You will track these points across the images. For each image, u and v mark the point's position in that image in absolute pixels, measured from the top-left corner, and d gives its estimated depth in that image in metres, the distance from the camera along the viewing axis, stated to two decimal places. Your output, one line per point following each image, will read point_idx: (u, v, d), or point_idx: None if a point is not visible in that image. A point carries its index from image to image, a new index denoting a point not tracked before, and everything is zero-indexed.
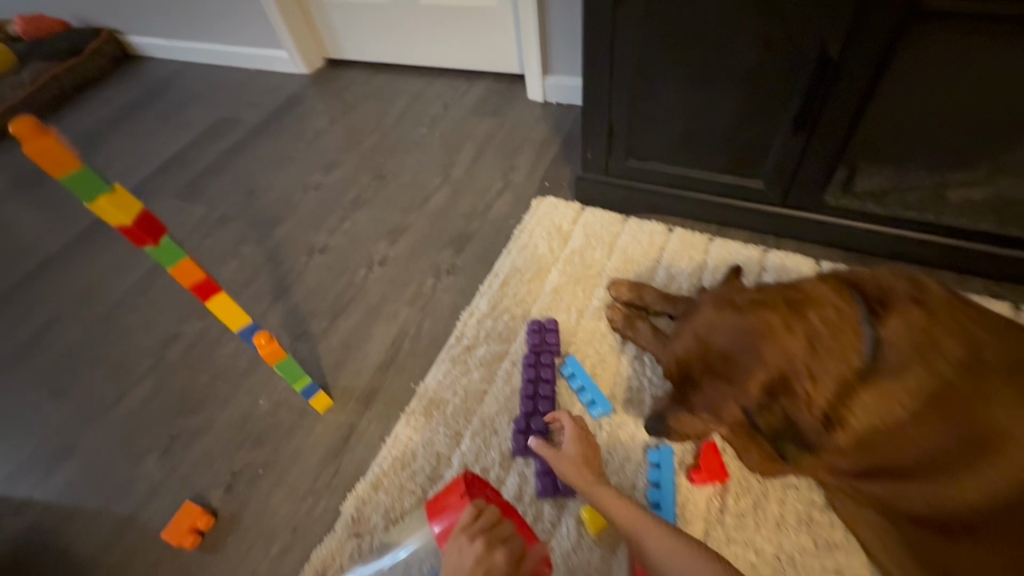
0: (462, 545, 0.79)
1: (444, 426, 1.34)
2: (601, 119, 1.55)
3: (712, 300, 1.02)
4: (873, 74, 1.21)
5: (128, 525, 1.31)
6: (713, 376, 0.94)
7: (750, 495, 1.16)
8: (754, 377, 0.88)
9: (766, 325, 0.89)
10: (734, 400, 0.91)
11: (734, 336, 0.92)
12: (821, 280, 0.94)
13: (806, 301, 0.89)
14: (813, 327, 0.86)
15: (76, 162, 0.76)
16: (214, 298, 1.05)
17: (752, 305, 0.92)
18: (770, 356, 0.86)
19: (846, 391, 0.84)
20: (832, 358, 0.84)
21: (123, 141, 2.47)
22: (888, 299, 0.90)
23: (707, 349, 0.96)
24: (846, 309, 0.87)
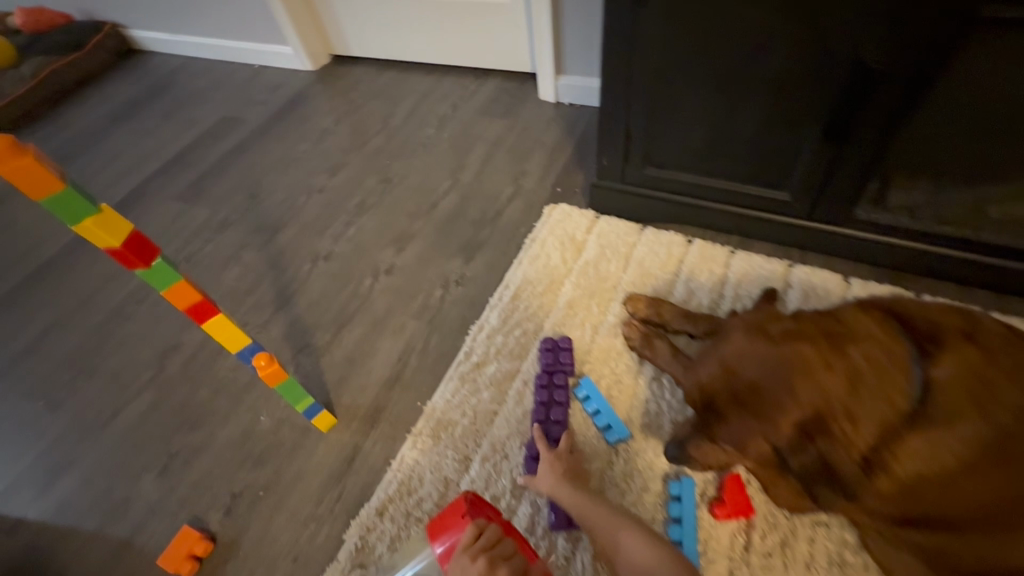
0: (465, 563, 0.82)
1: (453, 450, 1.28)
2: (619, 126, 1.48)
3: (740, 325, 0.93)
4: (917, 84, 1.13)
5: (124, 548, 1.26)
6: (740, 410, 0.85)
7: (777, 532, 1.09)
8: (788, 415, 0.79)
9: (803, 360, 0.80)
10: (763, 438, 0.82)
11: (764, 368, 0.83)
12: (864, 310, 0.86)
13: (848, 334, 0.81)
14: (856, 365, 0.78)
15: (58, 182, 0.70)
16: (211, 319, 0.99)
17: (787, 335, 0.84)
18: (806, 393, 0.78)
19: (889, 436, 0.77)
20: (876, 400, 0.76)
21: (124, 140, 2.41)
22: (939, 336, 0.83)
23: (734, 380, 0.87)
24: (893, 346, 0.80)
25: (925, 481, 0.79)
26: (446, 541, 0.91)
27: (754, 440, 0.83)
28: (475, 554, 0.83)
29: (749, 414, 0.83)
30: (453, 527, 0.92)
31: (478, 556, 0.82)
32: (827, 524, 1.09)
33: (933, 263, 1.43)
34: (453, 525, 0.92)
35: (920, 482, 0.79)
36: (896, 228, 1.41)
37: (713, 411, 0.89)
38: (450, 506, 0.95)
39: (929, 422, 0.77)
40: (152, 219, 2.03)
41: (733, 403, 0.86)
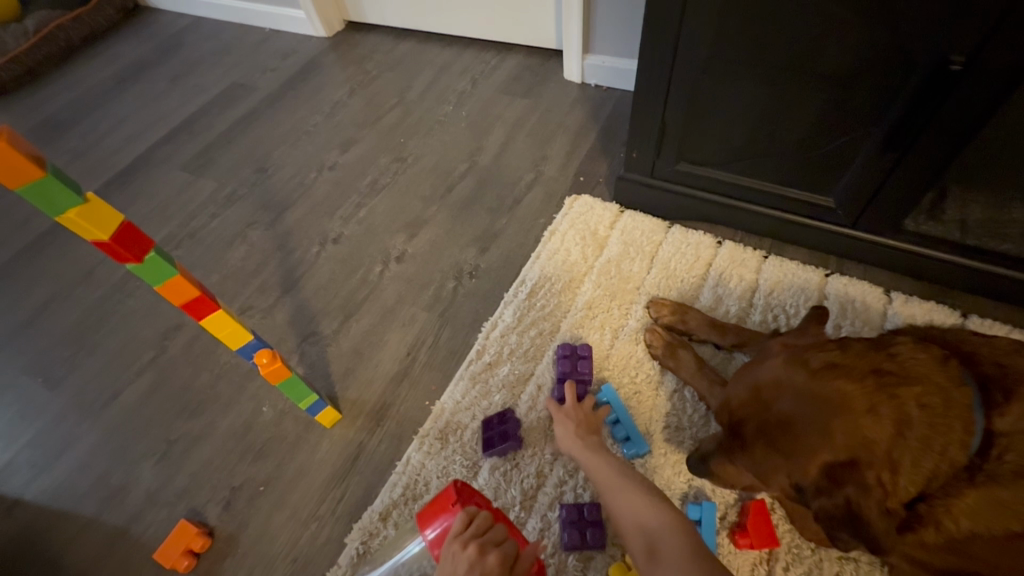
0: (455, 550, 0.77)
1: (461, 456, 1.23)
2: (655, 118, 1.38)
3: (778, 349, 0.82)
4: (1000, 95, 1.02)
5: (121, 537, 1.23)
6: (766, 442, 0.76)
7: (802, 565, 1.04)
8: (820, 456, 0.70)
9: (847, 400, 0.70)
10: (786, 475, 0.74)
11: (801, 403, 0.73)
12: (925, 346, 0.76)
13: (901, 374, 0.71)
14: (905, 412, 0.69)
15: (38, 171, 0.62)
16: (211, 315, 0.93)
17: (831, 369, 0.72)
18: (845, 437, 0.69)
19: (929, 487, 0.70)
20: (922, 450, 0.69)
21: (129, 103, 2.31)
22: (1007, 382, 0.75)
23: (766, 409, 0.77)
24: (951, 391, 0.71)
25: (963, 533, 0.73)
26: (436, 528, 0.87)
27: (776, 474, 0.75)
28: (466, 541, 0.78)
29: (776, 448, 0.74)
30: (444, 514, 0.87)
31: (469, 542, 0.77)
32: (856, 559, 1.03)
33: (984, 282, 1.33)
34: (442, 512, 0.88)
35: (958, 533, 0.73)
36: (945, 242, 1.32)
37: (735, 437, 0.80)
38: (438, 494, 0.91)
39: (979, 475, 0.71)
40: (157, 190, 1.95)
41: (759, 433, 0.77)
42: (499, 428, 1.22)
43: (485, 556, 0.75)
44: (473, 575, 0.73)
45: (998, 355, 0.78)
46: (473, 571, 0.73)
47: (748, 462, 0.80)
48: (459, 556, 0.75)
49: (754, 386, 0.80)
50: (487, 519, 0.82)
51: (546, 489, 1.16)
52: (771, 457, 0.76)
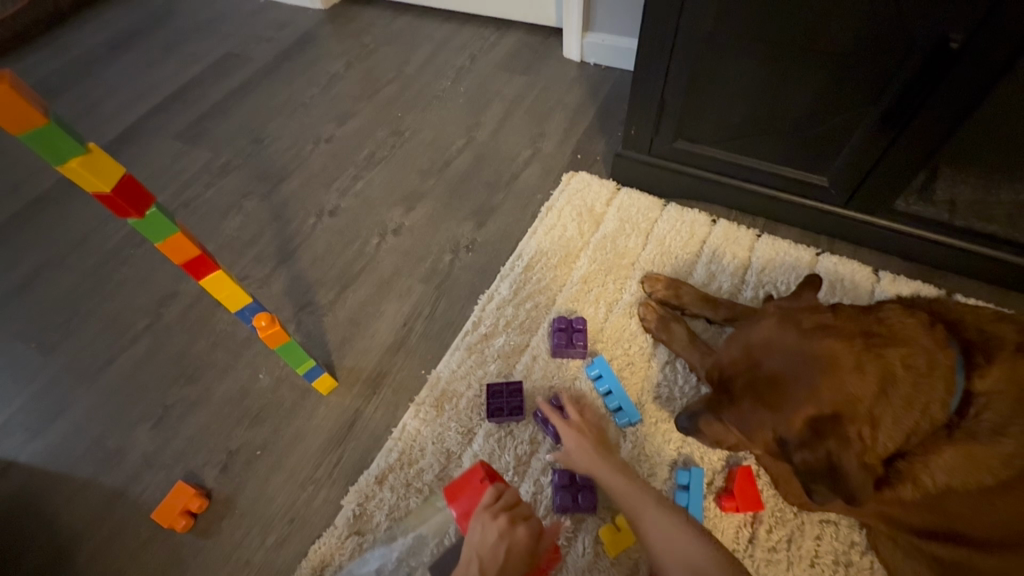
0: (485, 519, 0.81)
1: (456, 422, 1.25)
2: (654, 95, 1.38)
3: (772, 310, 0.84)
4: (993, 79, 1.05)
5: (118, 498, 1.24)
6: (753, 398, 0.78)
7: (784, 528, 1.08)
8: (805, 411, 0.73)
9: (834, 357, 0.73)
10: (771, 430, 0.77)
11: (789, 360, 0.76)
12: (911, 311, 0.79)
13: (887, 336, 0.74)
14: (890, 370, 0.72)
15: (41, 118, 0.62)
16: (210, 276, 0.93)
17: (822, 329, 0.75)
18: (831, 393, 0.71)
19: (907, 444, 0.74)
20: (903, 408, 0.71)
21: (120, 70, 2.27)
22: (987, 347, 0.78)
23: (755, 367, 0.79)
24: (935, 353, 0.74)
25: (938, 489, 0.77)
26: (461, 504, 0.91)
27: (761, 429, 0.78)
28: (496, 512, 0.82)
29: (762, 403, 0.77)
30: (471, 491, 0.91)
31: (500, 514, 0.81)
32: (836, 523, 1.07)
33: (967, 263, 1.37)
34: (469, 489, 0.91)
35: (934, 488, 0.77)
36: (934, 223, 1.35)
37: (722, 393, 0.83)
38: (466, 471, 0.94)
39: (956, 432, 0.75)
40: (150, 158, 1.93)
41: (747, 389, 0.79)
42: (504, 400, 1.23)
43: (516, 527, 0.79)
44: (503, 542, 0.77)
45: (980, 322, 0.82)
46: (504, 540, 0.77)
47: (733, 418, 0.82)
48: (490, 525, 0.79)
49: (746, 344, 0.82)
50: (514, 496, 0.86)
51: (540, 456, 1.19)
52: (756, 412, 0.78)
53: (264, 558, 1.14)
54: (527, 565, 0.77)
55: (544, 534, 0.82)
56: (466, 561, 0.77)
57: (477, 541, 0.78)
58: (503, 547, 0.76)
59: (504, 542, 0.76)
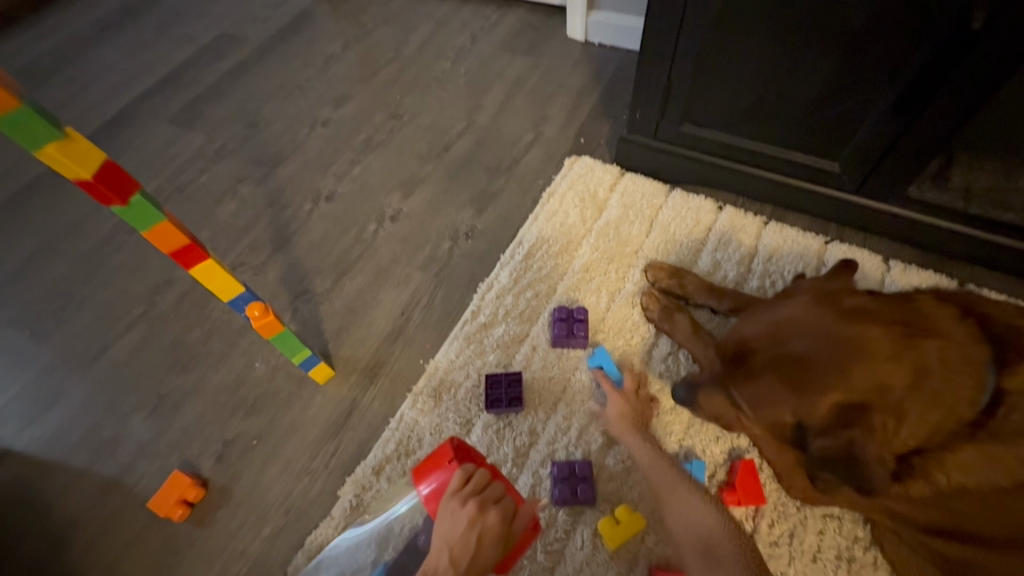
0: (454, 507, 0.81)
1: (454, 413, 1.23)
2: (659, 76, 1.33)
3: (806, 290, 0.79)
4: (1017, 59, 0.99)
5: (114, 487, 1.24)
6: (774, 378, 0.74)
7: (786, 522, 1.05)
8: (830, 396, 0.69)
9: (868, 344, 0.68)
10: (790, 414, 0.73)
11: (820, 344, 0.71)
12: (943, 302, 0.74)
13: (926, 326, 0.69)
14: (925, 362, 0.67)
15: (14, 102, 0.59)
16: (200, 265, 0.91)
17: (857, 314, 0.71)
18: (861, 380, 0.67)
19: (927, 441, 0.70)
20: (931, 402, 0.67)
21: (113, 51, 2.22)
22: (1019, 341, 0.72)
23: (780, 347, 0.75)
24: (974, 347, 0.69)
25: (951, 487, 0.74)
26: (431, 482, 0.88)
27: (778, 410, 0.74)
28: (464, 498, 0.81)
29: (785, 384, 0.73)
30: (440, 470, 0.88)
31: (468, 501, 0.81)
32: (840, 518, 1.05)
33: (982, 252, 1.33)
34: (438, 469, 0.88)
35: (947, 486, 0.74)
36: (947, 211, 1.31)
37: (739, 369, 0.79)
38: (434, 448, 0.90)
39: (980, 432, 0.70)
40: (144, 143, 1.89)
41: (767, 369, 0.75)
42: (503, 391, 1.21)
43: (485, 515, 0.80)
44: (473, 531, 0.79)
45: (1011, 317, 0.75)
46: (473, 529, 0.79)
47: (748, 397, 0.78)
48: (459, 514, 0.80)
49: (772, 323, 0.77)
50: (484, 476, 0.84)
51: (538, 447, 1.17)
52: (775, 393, 0.74)
53: (260, 548, 1.14)
54: (499, 544, 0.81)
55: (517, 513, 0.83)
56: (438, 548, 0.81)
57: (448, 532, 0.80)
58: (473, 536, 0.79)
59: (474, 531, 0.79)
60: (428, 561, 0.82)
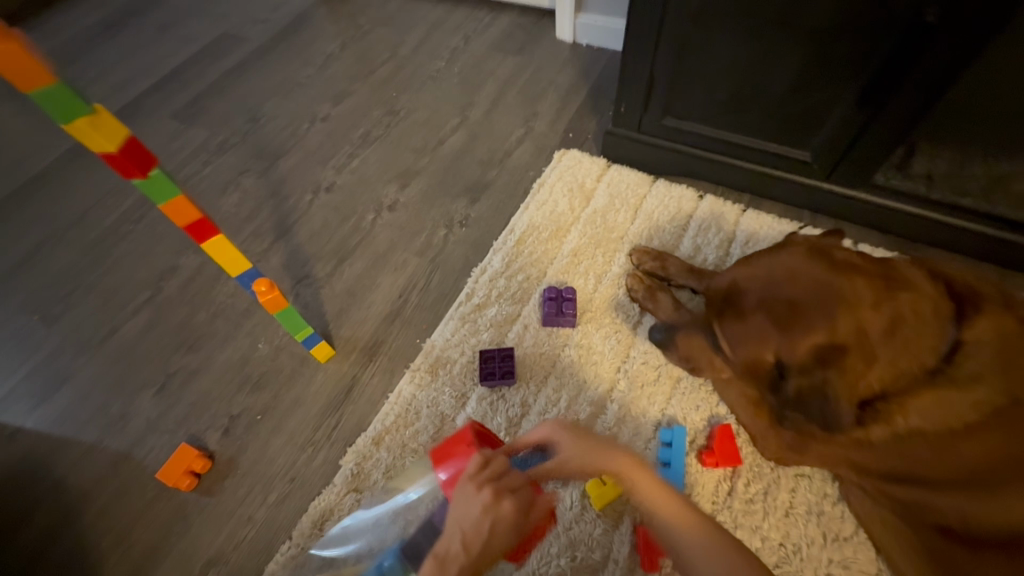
0: (469, 492, 0.75)
1: (450, 387, 1.30)
2: (642, 72, 1.42)
3: (800, 242, 0.84)
4: (966, 53, 1.09)
5: (123, 461, 1.29)
6: (763, 319, 0.79)
7: (761, 481, 1.12)
8: (813, 337, 0.75)
9: (852, 292, 0.75)
10: (773, 352, 0.78)
11: (809, 287, 0.77)
12: (915, 264, 0.81)
13: (903, 282, 0.76)
14: (900, 312, 0.74)
15: (50, 77, 0.65)
16: (211, 239, 0.97)
17: (846, 266, 0.77)
18: (843, 324, 0.74)
19: (894, 388, 0.75)
20: (901, 349, 0.74)
21: (116, 51, 2.28)
22: (977, 299, 0.78)
23: (772, 291, 0.80)
24: (938, 302, 0.76)
25: (908, 432, 0.80)
26: (450, 467, 0.89)
27: (763, 350, 0.79)
28: (480, 483, 0.76)
29: (774, 324, 0.78)
30: (457, 456, 0.90)
31: (483, 485, 0.75)
32: (810, 476, 1.12)
33: (946, 235, 1.41)
34: (456, 453, 0.90)
35: (904, 431, 0.80)
36: (912, 195, 1.39)
37: (730, 311, 0.84)
38: (454, 433, 0.95)
39: (941, 379, 0.75)
40: (147, 137, 1.95)
41: (757, 311, 0.80)
42: (497, 364, 1.28)
43: (501, 501, 0.73)
44: (487, 517, 0.72)
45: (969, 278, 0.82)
46: (487, 514, 0.72)
47: (734, 339, 0.83)
48: (474, 498, 0.74)
49: (766, 270, 0.82)
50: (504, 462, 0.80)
51: (530, 417, 1.24)
52: (762, 333, 0.79)
53: (266, 514, 1.20)
54: (515, 536, 0.73)
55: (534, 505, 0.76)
56: (450, 534, 0.73)
57: (461, 514, 0.74)
58: (486, 524, 0.71)
59: (488, 516, 0.72)
60: (438, 546, 0.73)
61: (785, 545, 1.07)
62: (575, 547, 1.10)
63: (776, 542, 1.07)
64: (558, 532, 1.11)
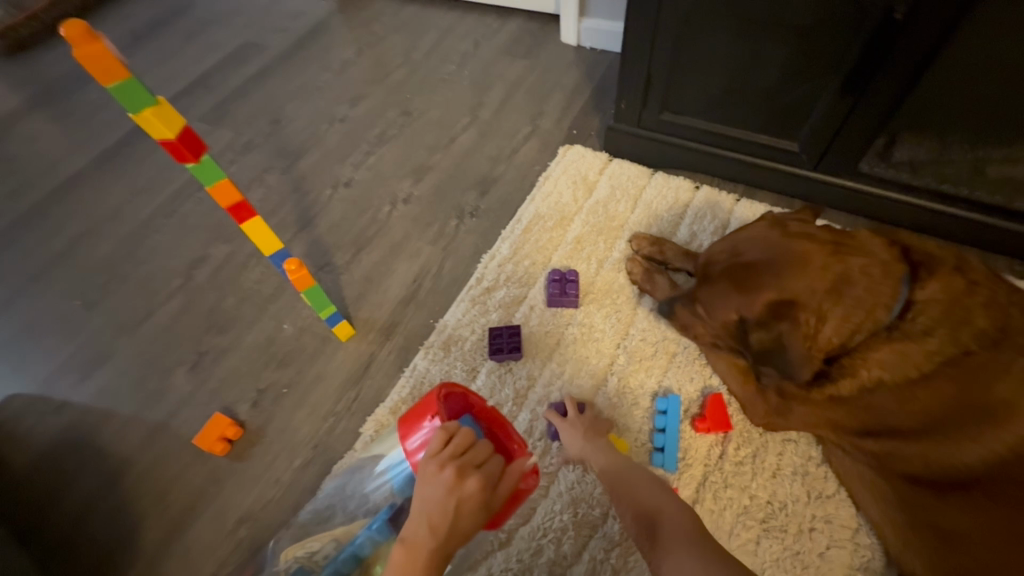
0: (432, 472, 0.82)
1: (462, 362, 1.40)
2: (640, 71, 1.52)
3: (767, 219, 0.99)
4: (935, 45, 1.18)
5: (161, 430, 1.40)
6: (728, 283, 0.94)
7: (750, 445, 1.22)
8: (768, 295, 0.89)
9: (805, 256, 0.88)
10: (736, 311, 0.93)
11: (766, 253, 0.91)
12: (877, 235, 0.93)
13: (854, 248, 0.89)
14: (850, 272, 0.86)
15: (124, 72, 0.77)
16: (249, 220, 1.08)
17: (801, 235, 0.91)
18: (793, 283, 0.87)
19: (851, 341, 0.89)
20: (852, 305, 0.86)
21: (147, 59, 2.42)
22: (931, 264, 0.90)
23: (737, 259, 0.95)
24: (892, 265, 0.88)
25: (872, 383, 0.91)
26: (417, 436, 0.95)
27: (728, 309, 0.94)
28: (443, 463, 0.83)
29: (736, 285, 0.92)
30: (422, 425, 0.95)
31: (446, 465, 0.82)
32: (796, 441, 1.22)
33: (931, 220, 1.50)
34: (421, 421, 0.95)
35: (868, 382, 0.92)
36: (895, 182, 1.48)
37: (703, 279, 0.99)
38: (419, 400, 0.97)
39: (895, 332, 0.88)
40: None
41: (724, 277, 0.95)
42: (504, 340, 1.38)
43: (464, 481, 0.81)
44: (452, 496, 0.79)
45: (926, 247, 0.94)
46: (452, 495, 0.79)
47: (706, 302, 0.98)
48: (438, 479, 0.81)
49: (733, 243, 0.97)
50: (465, 438, 0.86)
51: (536, 389, 1.34)
52: (728, 294, 0.94)
53: (293, 476, 1.30)
54: (480, 511, 0.81)
55: (497, 479, 0.84)
56: (417, 513, 0.80)
57: (426, 497, 0.80)
58: (451, 504, 0.79)
59: (453, 498, 0.79)
60: (406, 529, 0.80)
61: (771, 503, 1.17)
62: (577, 505, 1.20)
63: (763, 500, 1.17)
64: (562, 491, 1.21)
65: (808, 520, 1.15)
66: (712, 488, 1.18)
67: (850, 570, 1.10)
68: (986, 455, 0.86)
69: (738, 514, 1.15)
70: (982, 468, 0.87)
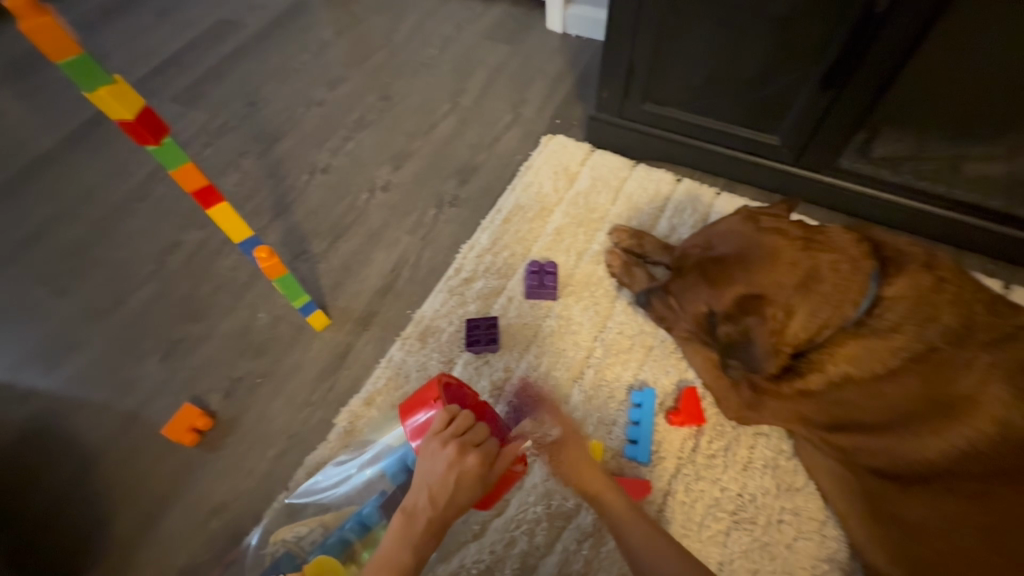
0: (435, 448, 0.86)
1: (438, 353, 1.39)
2: (623, 60, 1.50)
3: (740, 212, 1.01)
4: (914, 41, 1.18)
5: (131, 420, 1.37)
6: (699, 275, 0.96)
7: (723, 439, 1.24)
8: (736, 288, 0.91)
9: (774, 251, 0.90)
10: (705, 304, 0.95)
11: (737, 247, 0.94)
12: (850, 232, 0.94)
13: (825, 244, 0.90)
14: (818, 268, 0.87)
15: (75, 48, 0.73)
16: (215, 206, 1.05)
17: (772, 230, 0.93)
18: (761, 278, 0.89)
19: (818, 336, 0.90)
20: (820, 301, 0.88)
21: (116, 36, 2.33)
22: (899, 261, 0.92)
23: (709, 252, 0.97)
24: (860, 262, 0.89)
25: (840, 378, 0.93)
26: (419, 418, 0.99)
27: (698, 302, 0.96)
28: (445, 441, 0.87)
29: (706, 278, 0.95)
30: (425, 408, 0.98)
31: (449, 442, 0.86)
32: (767, 434, 1.24)
33: (905, 216, 1.52)
34: (424, 405, 0.99)
35: (836, 377, 0.93)
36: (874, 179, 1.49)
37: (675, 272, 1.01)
38: (424, 386, 1.02)
39: (863, 329, 0.90)
40: None
41: (696, 270, 0.97)
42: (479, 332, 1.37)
43: (465, 456, 0.84)
44: (451, 470, 0.83)
45: (898, 244, 0.94)
46: (453, 471, 0.83)
47: (678, 295, 1.01)
48: (440, 454, 0.85)
49: (706, 237, 0.99)
50: (467, 419, 0.90)
51: (513, 381, 1.33)
52: (698, 287, 0.96)
53: (267, 467, 1.29)
54: (478, 488, 0.85)
55: (496, 457, 0.87)
56: (419, 486, 0.84)
57: (428, 471, 0.85)
58: (451, 478, 0.83)
59: (453, 473, 0.83)
60: (408, 499, 0.84)
61: (742, 495, 1.18)
62: (551, 497, 1.20)
63: (734, 493, 1.18)
64: (536, 484, 1.21)
65: (777, 511, 1.17)
66: (684, 481, 1.19)
67: (816, 561, 1.12)
68: (945, 448, 0.88)
69: (709, 506, 1.17)
70: (942, 461, 0.89)
